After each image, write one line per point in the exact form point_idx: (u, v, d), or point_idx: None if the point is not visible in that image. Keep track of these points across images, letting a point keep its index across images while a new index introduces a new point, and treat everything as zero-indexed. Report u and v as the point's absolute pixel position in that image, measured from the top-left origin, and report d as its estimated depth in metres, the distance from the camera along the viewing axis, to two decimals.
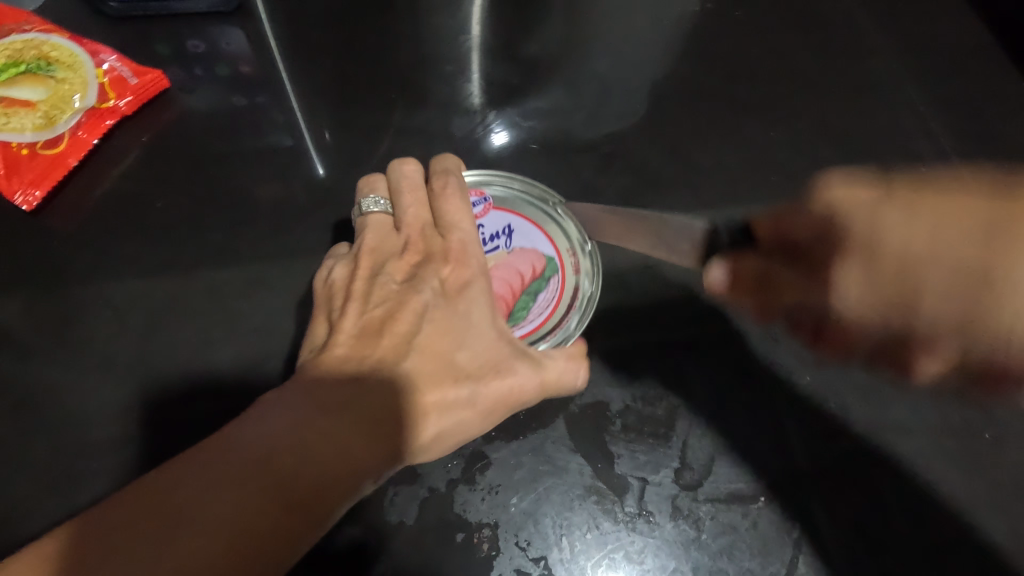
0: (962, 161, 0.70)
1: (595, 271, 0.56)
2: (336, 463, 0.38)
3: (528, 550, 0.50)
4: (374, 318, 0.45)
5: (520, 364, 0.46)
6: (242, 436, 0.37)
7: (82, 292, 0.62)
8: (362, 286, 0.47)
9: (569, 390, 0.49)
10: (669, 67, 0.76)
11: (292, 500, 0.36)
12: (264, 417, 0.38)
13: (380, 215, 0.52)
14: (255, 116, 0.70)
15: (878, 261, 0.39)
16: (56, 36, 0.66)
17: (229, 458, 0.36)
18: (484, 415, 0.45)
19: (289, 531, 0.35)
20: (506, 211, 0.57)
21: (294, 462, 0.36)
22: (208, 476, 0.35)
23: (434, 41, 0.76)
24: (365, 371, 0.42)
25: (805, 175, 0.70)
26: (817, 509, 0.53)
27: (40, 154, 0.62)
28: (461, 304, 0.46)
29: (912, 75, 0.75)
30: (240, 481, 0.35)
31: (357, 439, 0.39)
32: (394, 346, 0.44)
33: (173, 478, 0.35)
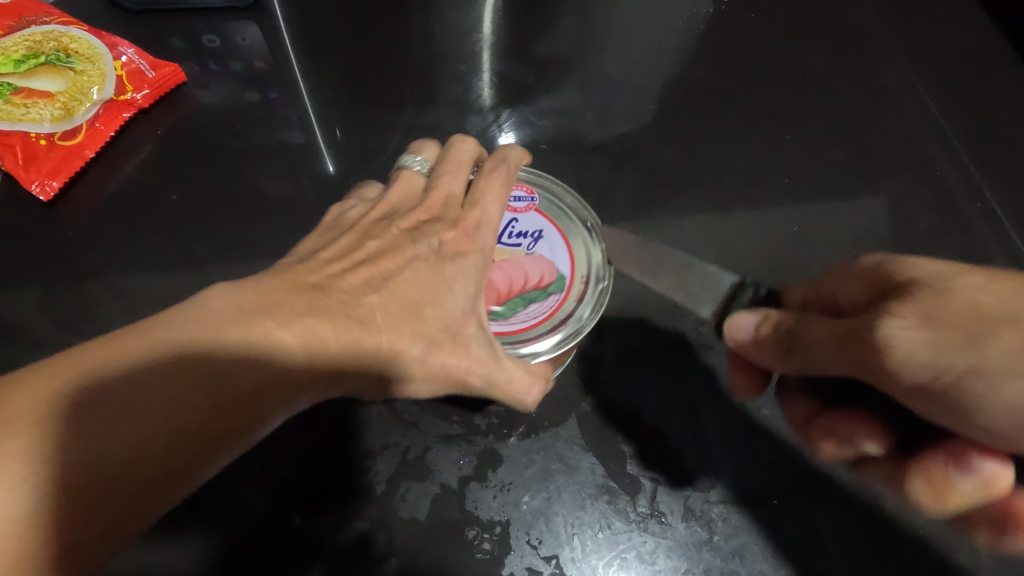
0: (976, 168, 0.70)
1: (596, 308, 0.53)
2: (260, 390, 0.35)
3: (539, 548, 0.49)
4: (361, 252, 0.44)
5: (479, 349, 0.44)
6: (170, 330, 0.34)
7: (96, 284, 0.62)
8: (366, 224, 0.47)
9: (521, 397, 0.47)
10: (682, 69, 0.76)
11: (208, 409, 0.33)
12: (193, 318, 0.34)
13: (415, 174, 0.52)
14: (269, 112, 0.71)
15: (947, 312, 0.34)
16: (74, 28, 0.66)
17: (150, 358, 0.32)
18: (441, 380, 0.44)
19: (194, 441, 0.32)
20: (546, 218, 0.57)
21: (223, 376, 0.33)
22: (123, 365, 0.32)
23: (448, 40, 0.76)
24: (330, 296, 0.40)
25: (817, 179, 0.70)
26: (828, 513, 0.52)
27: (58, 145, 0.63)
28: (448, 267, 0.45)
29: (926, 79, 0.75)
30: (154, 378, 0.32)
31: (299, 362, 0.36)
32: (368, 282, 0.42)
33: (96, 357, 0.32)
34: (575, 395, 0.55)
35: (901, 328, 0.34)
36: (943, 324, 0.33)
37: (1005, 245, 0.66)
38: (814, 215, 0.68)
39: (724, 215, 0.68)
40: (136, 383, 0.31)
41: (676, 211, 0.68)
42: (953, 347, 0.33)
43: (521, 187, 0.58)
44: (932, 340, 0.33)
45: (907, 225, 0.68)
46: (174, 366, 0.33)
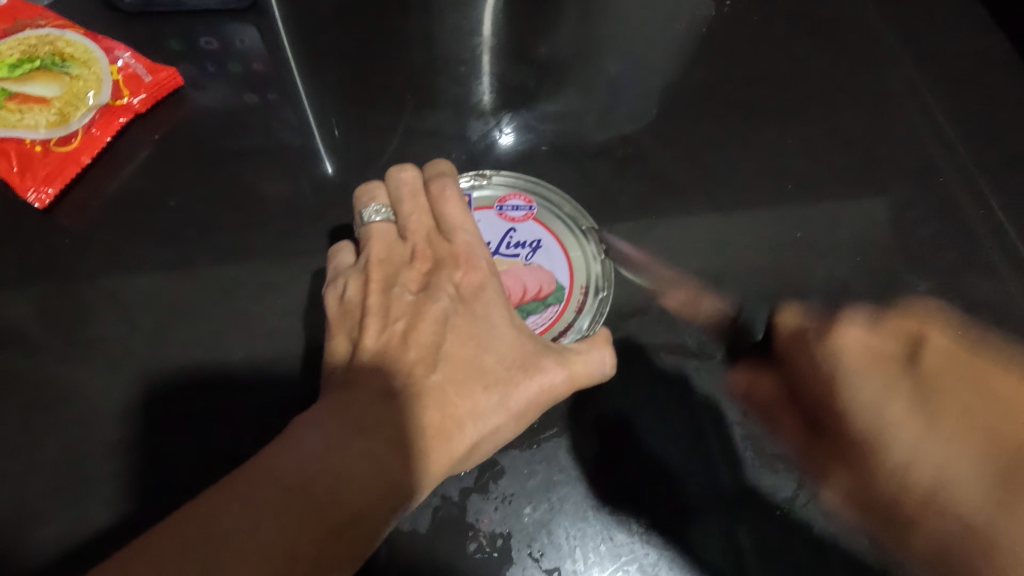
0: (980, 172, 0.70)
1: (595, 319, 0.53)
2: (376, 486, 0.37)
3: (541, 561, 0.49)
4: (395, 332, 0.45)
5: (545, 361, 0.45)
6: (278, 458, 0.37)
7: (93, 291, 0.61)
8: (377, 301, 0.47)
9: (599, 379, 0.48)
10: (685, 72, 0.75)
11: (339, 524, 0.36)
12: (290, 443, 0.38)
13: (383, 224, 0.52)
14: (268, 114, 0.70)
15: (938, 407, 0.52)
16: (69, 32, 0.65)
17: (270, 479, 0.36)
18: (517, 414, 0.44)
19: (347, 550, 0.36)
20: (543, 226, 0.57)
21: (329, 484, 0.36)
22: (249, 506, 0.35)
23: (448, 42, 0.75)
24: (395, 383, 0.42)
25: (821, 184, 0.70)
26: (835, 523, 0.52)
27: (53, 151, 0.62)
28: (485, 305, 0.46)
29: (929, 82, 0.75)
30: (295, 511, 0.35)
31: (393, 459, 0.39)
32: (422, 359, 0.43)
33: (211, 504, 0.35)
34: (577, 405, 0.55)
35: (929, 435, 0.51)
36: (940, 430, 0.51)
37: (1007, 251, 0.66)
38: (819, 220, 0.68)
39: (727, 220, 0.67)
40: (280, 497, 0.35)
41: (679, 216, 0.67)
42: (887, 489, 0.51)
43: (518, 196, 0.58)
44: (910, 426, 0.51)
45: (911, 230, 0.67)
46: (291, 489, 0.35)
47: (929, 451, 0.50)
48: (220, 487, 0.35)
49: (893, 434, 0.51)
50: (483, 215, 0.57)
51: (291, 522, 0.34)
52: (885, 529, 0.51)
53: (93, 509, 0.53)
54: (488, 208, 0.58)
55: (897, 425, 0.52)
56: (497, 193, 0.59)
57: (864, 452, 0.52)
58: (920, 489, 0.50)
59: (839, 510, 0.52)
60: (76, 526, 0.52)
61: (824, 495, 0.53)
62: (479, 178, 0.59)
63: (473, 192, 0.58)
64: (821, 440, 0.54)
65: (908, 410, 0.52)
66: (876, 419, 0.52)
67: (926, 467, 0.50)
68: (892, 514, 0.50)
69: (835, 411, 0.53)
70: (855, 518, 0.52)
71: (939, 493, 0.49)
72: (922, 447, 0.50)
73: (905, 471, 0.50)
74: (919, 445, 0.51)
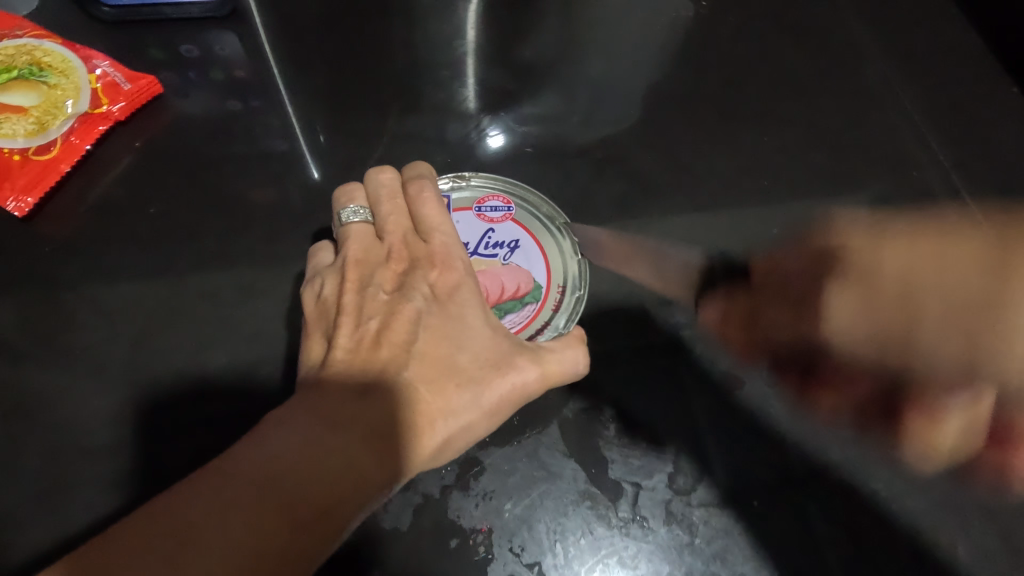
0: (953, 166, 0.71)
1: (571, 317, 0.54)
2: (346, 480, 0.38)
3: (521, 556, 0.50)
4: (369, 331, 0.45)
5: (519, 359, 0.45)
6: (250, 454, 0.38)
7: (75, 298, 0.62)
8: (352, 300, 0.47)
9: (573, 378, 0.48)
10: (664, 72, 0.76)
11: (309, 517, 0.36)
12: (263, 439, 0.38)
13: (361, 225, 0.52)
14: (250, 121, 0.70)
15: (877, 288, 0.39)
16: (48, 41, 0.66)
17: (242, 475, 0.36)
18: (490, 411, 0.44)
19: (318, 541, 0.36)
20: (521, 226, 0.58)
21: (299, 478, 0.37)
22: (218, 500, 0.35)
23: (430, 46, 0.76)
24: (368, 382, 0.42)
25: (798, 179, 0.71)
26: (812, 513, 0.53)
27: (32, 160, 0.62)
28: (458, 304, 0.47)
29: (903, 79, 0.76)
30: (265, 503, 0.35)
31: (365, 454, 0.39)
32: (394, 357, 0.44)
33: (180, 500, 0.35)
34: (557, 402, 0.56)
35: (841, 299, 0.42)
36: (874, 300, 0.39)
37: None
38: (796, 215, 0.69)
39: (707, 217, 0.68)
40: (251, 492, 0.36)
41: (659, 213, 0.68)
42: (893, 335, 0.38)
43: (497, 196, 0.59)
44: (864, 307, 0.40)
45: None
46: (262, 484, 0.36)
47: (897, 277, 0.39)
48: (192, 482, 0.36)
49: (864, 269, 0.41)
50: (462, 216, 0.58)
51: (261, 515, 0.35)
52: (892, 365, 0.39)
53: (77, 515, 0.53)
54: (466, 209, 0.58)
55: (843, 327, 0.41)
56: (475, 194, 0.59)
57: (854, 279, 0.41)
58: (933, 326, 0.36)
59: (845, 344, 0.42)
60: (60, 532, 0.53)
61: (830, 326, 0.43)
62: (458, 180, 0.60)
63: (452, 194, 0.59)
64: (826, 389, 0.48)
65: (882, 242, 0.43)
66: (863, 323, 0.40)
67: (840, 316, 0.42)
68: (913, 372, 0.37)
69: (831, 283, 0.44)
70: (866, 339, 0.40)
71: (952, 363, 0.35)
72: (888, 273, 0.39)
73: (917, 328, 0.37)
74: (914, 276, 0.38)
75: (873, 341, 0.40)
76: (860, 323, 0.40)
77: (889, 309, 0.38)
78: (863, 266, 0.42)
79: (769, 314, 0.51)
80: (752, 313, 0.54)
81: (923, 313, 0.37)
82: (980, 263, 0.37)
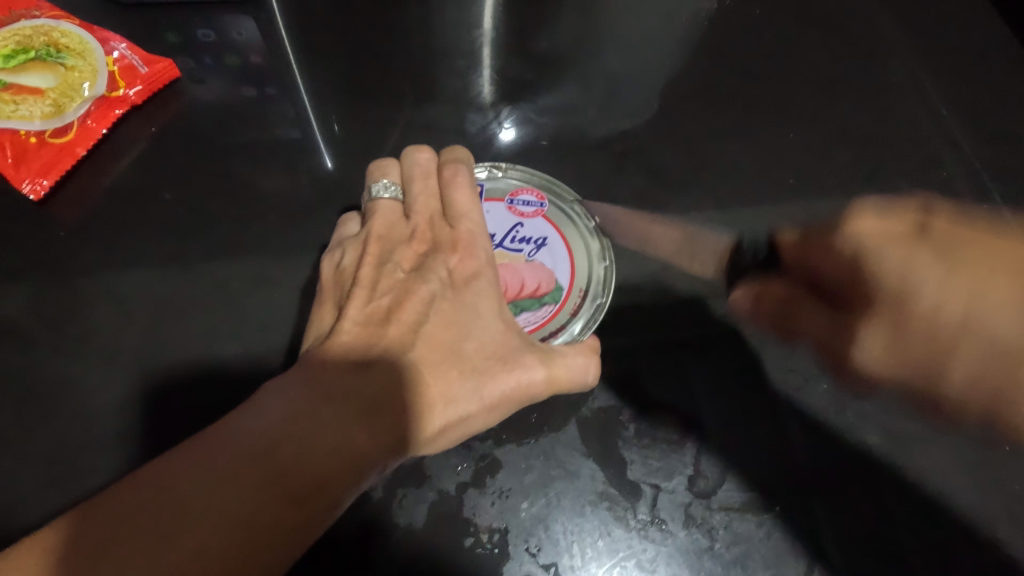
0: (986, 166, 0.69)
1: (589, 324, 0.52)
2: (336, 457, 0.37)
3: (538, 556, 0.49)
4: (380, 307, 0.44)
5: (528, 356, 0.45)
6: (245, 424, 0.37)
7: (89, 283, 0.61)
8: (368, 273, 0.47)
9: (579, 387, 0.47)
10: (687, 65, 0.74)
11: (298, 492, 0.35)
12: (258, 409, 0.38)
13: (389, 202, 0.51)
14: (266, 108, 0.69)
15: (906, 326, 0.49)
16: (65, 22, 0.65)
17: (234, 445, 0.36)
18: (492, 404, 0.44)
19: (305, 517, 0.35)
20: (551, 225, 0.57)
21: (293, 453, 0.36)
22: (209, 471, 0.34)
23: (448, 35, 0.75)
24: (371, 360, 0.42)
25: (824, 177, 0.69)
26: (837, 520, 0.52)
27: (49, 143, 0.62)
28: (471, 292, 0.46)
29: (933, 76, 0.74)
30: (254, 477, 0.35)
31: (358, 431, 0.38)
32: (399, 337, 0.43)
33: (170, 470, 0.35)
34: (574, 400, 0.55)
35: (872, 338, 0.51)
36: (907, 344, 0.49)
37: None
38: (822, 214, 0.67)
39: (730, 214, 0.66)
40: (243, 464, 0.35)
41: (680, 209, 0.67)
42: (917, 349, 0.49)
43: (530, 191, 0.58)
44: (896, 352, 0.50)
45: None
46: (255, 457, 0.35)
47: (958, 303, 0.47)
48: (183, 452, 0.35)
49: (907, 296, 0.49)
50: (493, 207, 0.57)
51: (252, 487, 0.34)
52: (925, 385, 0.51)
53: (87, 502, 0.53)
54: (498, 200, 0.57)
55: (933, 305, 0.48)
56: (509, 186, 0.58)
57: (887, 316, 0.49)
58: (964, 371, 0.48)
59: (872, 367, 0.52)
60: None
61: (862, 351, 0.52)
62: (495, 169, 0.59)
63: (486, 182, 0.58)
64: (823, 295, 0.55)
65: (948, 284, 0.48)
66: (901, 352, 0.50)
67: (958, 376, 0.48)
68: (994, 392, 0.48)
69: (855, 324, 0.52)
70: (886, 368, 0.51)
71: (982, 396, 0.48)
72: (944, 317, 0.47)
73: (949, 369, 0.48)
74: (976, 314, 0.47)
75: (963, 319, 0.47)
76: (899, 356, 0.50)
77: (915, 336, 0.48)
78: (896, 331, 0.49)
79: (814, 309, 0.55)
80: (788, 301, 0.56)
81: (971, 352, 0.47)
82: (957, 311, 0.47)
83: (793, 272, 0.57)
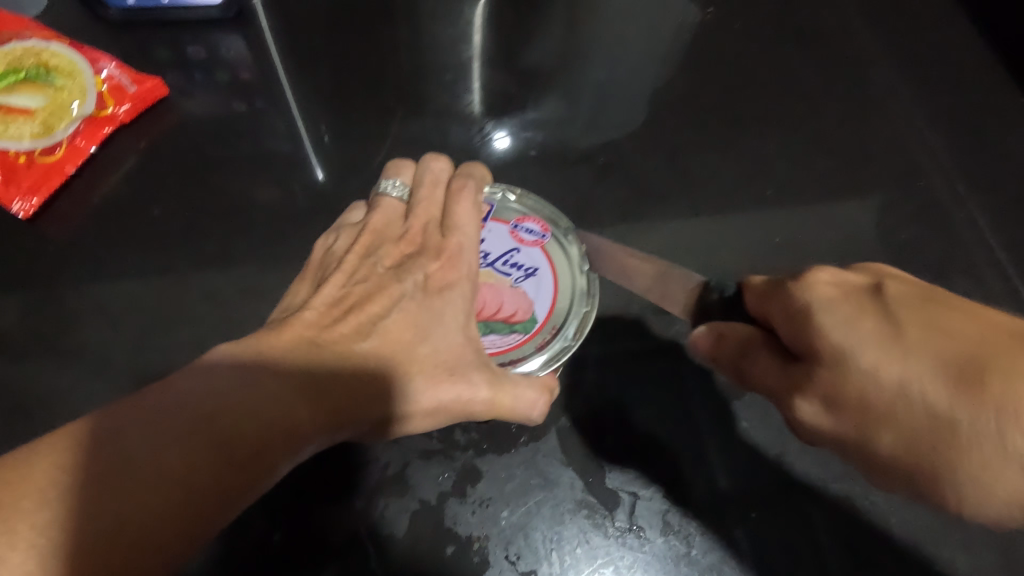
0: (960, 177, 0.70)
1: (550, 363, 0.51)
2: (281, 424, 0.36)
3: (517, 563, 0.50)
4: (351, 294, 0.46)
5: (476, 373, 0.45)
6: (185, 385, 0.35)
7: (80, 296, 0.62)
8: (352, 261, 0.49)
9: (521, 419, 0.48)
10: (669, 78, 0.76)
11: (242, 455, 0.34)
12: (206, 366, 0.36)
13: (394, 201, 0.54)
14: (255, 123, 0.70)
15: (840, 397, 0.36)
16: (55, 43, 0.66)
17: (174, 406, 0.33)
18: (436, 409, 0.45)
19: (245, 480, 0.34)
20: (547, 257, 0.55)
21: (238, 413, 0.34)
22: (150, 423, 0.32)
23: (436, 49, 0.76)
24: (322, 342, 0.42)
25: (802, 187, 0.70)
26: (814, 526, 0.53)
27: (37, 162, 0.63)
28: (440, 298, 0.47)
29: (910, 86, 0.75)
30: (199, 433, 0.33)
31: (305, 402, 0.38)
32: (355, 327, 0.44)
33: (110, 419, 0.32)
34: (555, 409, 0.56)
35: (808, 410, 0.38)
36: (845, 407, 0.36)
37: (987, 254, 0.66)
38: (800, 223, 0.68)
39: (710, 224, 0.68)
40: (185, 421, 0.33)
41: (662, 221, 0.68)
42: (854, 407, 0.36)
43: (537, 221, 0.57)
44: (836, 424, 0.37)
45: (892, 233, 0.68)
46: (194, 416, 0.33)
47: (897, 366, 0.34)
48: (119, 407, 0.33)
49: (847, 353, 0.36)
50: (496, 227, 0.56)
51: (187, 446, 0.32)
52: (925, 486, 0.34)
53: None
54: (503, 222, 0.57)
55: (870, 366, 0.35)
56: (520, 211, 0.57)
57: (817, 386, 0.37)
58: (889, 443, 0.35)
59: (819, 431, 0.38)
60: None
61: (799, 415, 0.39)
62: (509, 193, 0.58)
63: (497, 203, 0.58)
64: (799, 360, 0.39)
65: (887, 352, 0.35)
66: (835, 424, 0.37)
67: (887, 445, 0.35)
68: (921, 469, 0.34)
69: (807, 374, 0.38)
70: (840, 434, 0.38)
71: (914, 459, 0.34)
72: (877, 388, 0.35)
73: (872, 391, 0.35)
74: (876, 385, 0.35)
75: (901, 387, 0.34)
76: (840, 429, 0.37)
77: (851, 415, 0.36)
78: (828, 384, 0.37)
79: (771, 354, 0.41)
80: (744, 352, 0.43)
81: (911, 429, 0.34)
82: (948, 372, 0.33)
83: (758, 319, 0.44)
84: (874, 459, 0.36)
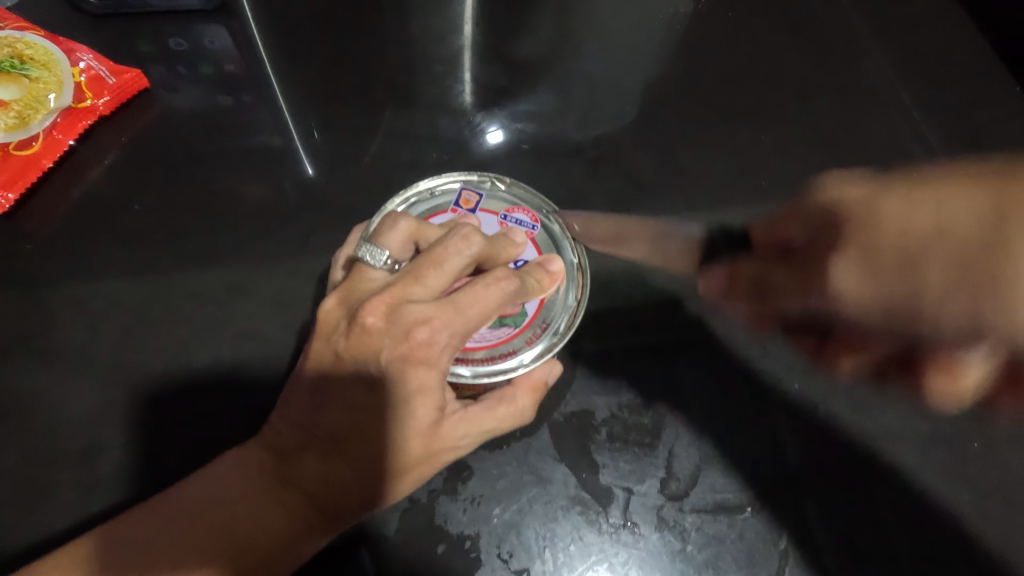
0: (955, 167, 0.70)
1: (542, 357, 0.48)
2: (283, 531, 0.40)
3: (510, 562, 0.49)
4: (317, 389, 0.41)
5: (450, 442, 0.43)
6: (204, 498, 0.41)
7: (59, 295, 0.61)
8: (316, 347, 0.41)
9: (508, 427, 0.48)
10: (662, 69, 0.75)
11: (249, 565, 0.39)
12: (222, 479, 0.42)
13: (373, 272, 0.43)
14: (240, 116, 0.69)
15: (878, 258, 0.42)
16: (30, 33, 0.65)
17: (193, 523, 0.40)
18: (413, 476, 0.43)
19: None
20: (536, 251, 0.53)
21: (246, 530, 0.40)
22: (175, 538, 0.39)
23: (425, 40, 0.75)
24: (311, 440, 0.41)
25: (797, 178, 0.70)
26: (811, 521, 0.52)
27: (12, 155, 0.61)
28: (404, 390, 0.40)
29: (904, 75, 0.75)
30: (212, 546, 0.39)
31: (304, 511, 0.41)
32: (331, 422, 0.40)
33: (146, 533, 0.40)
34: (547, 405, 0.55)
35: (841, 298, 0.46)
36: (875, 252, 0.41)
37: None
38: None
39: (705, 216, 0.67)
40: (201, 539, 0.39)
41: (656, 212, 0.67)
42: (887, 287, 0.42)
43: (526, 211, 0.55)
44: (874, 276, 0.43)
45: None
46: (207, 534, 0.39)
47: (941, 224, 0.38)
48: (158, 515, 0.40)
49: (873, 219, 0.42)
50: (484, 218, 0.55)
51: (203, 549, 0.39)
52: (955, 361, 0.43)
53: (56, 520, 0.52)
54: (492, 212, 0.55)
55: (919, 250, 0.39)
56: (508, 203, 0.56)
57: (857, 250, 0.43)
58: (954, 324, 0.39)
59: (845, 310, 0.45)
60: (41, 538, 0.52)
61: (839, 292, 0.45)
62: (498, 181, 0.57)
63: (485, 193, 0.56)
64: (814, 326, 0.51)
65: (907, 201, 0.41)
66: (869, 287, 0.43)
67: (925, 343, 0.42)
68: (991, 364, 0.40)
69: (832, 258, 0.46)
70: (882, 305, 0.43)
71: (951, 348, 0.41)
72: (917, 254, 0.39)
73: (843, 298, 0.45)
74: (883, 293, 0.42)
75: (934, 267, 0.39)
76: (876, 282, 0.43)
77: (891, 271, 0.41)
78: (864, 249, 0.43)
79: (785, 276, 0.52)
80: (761, 278, 0.54)
81: (959, 290, 0.38)
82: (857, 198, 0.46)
83: (763, 256, 0.54)
84: (930, 333, 0.41)
